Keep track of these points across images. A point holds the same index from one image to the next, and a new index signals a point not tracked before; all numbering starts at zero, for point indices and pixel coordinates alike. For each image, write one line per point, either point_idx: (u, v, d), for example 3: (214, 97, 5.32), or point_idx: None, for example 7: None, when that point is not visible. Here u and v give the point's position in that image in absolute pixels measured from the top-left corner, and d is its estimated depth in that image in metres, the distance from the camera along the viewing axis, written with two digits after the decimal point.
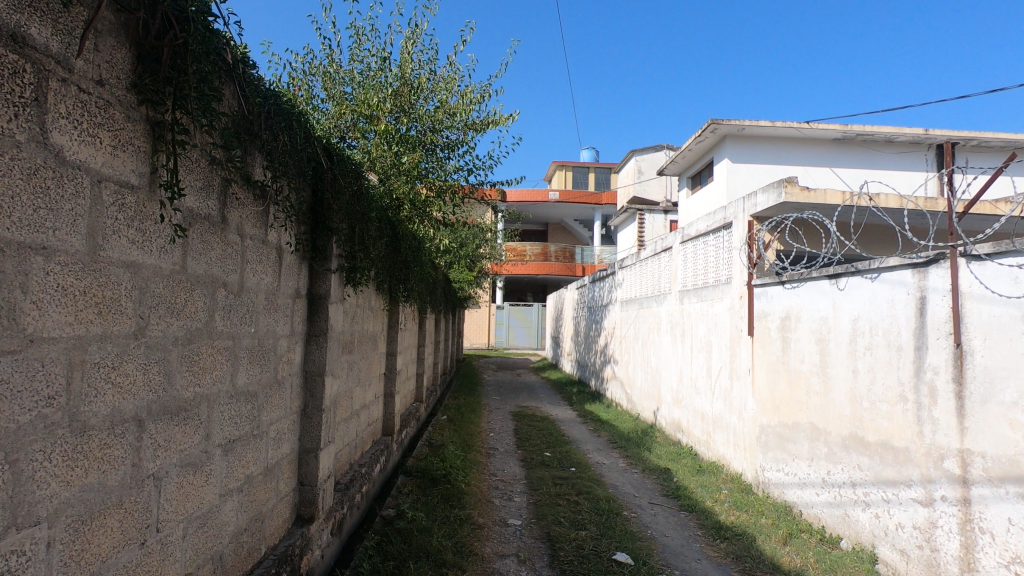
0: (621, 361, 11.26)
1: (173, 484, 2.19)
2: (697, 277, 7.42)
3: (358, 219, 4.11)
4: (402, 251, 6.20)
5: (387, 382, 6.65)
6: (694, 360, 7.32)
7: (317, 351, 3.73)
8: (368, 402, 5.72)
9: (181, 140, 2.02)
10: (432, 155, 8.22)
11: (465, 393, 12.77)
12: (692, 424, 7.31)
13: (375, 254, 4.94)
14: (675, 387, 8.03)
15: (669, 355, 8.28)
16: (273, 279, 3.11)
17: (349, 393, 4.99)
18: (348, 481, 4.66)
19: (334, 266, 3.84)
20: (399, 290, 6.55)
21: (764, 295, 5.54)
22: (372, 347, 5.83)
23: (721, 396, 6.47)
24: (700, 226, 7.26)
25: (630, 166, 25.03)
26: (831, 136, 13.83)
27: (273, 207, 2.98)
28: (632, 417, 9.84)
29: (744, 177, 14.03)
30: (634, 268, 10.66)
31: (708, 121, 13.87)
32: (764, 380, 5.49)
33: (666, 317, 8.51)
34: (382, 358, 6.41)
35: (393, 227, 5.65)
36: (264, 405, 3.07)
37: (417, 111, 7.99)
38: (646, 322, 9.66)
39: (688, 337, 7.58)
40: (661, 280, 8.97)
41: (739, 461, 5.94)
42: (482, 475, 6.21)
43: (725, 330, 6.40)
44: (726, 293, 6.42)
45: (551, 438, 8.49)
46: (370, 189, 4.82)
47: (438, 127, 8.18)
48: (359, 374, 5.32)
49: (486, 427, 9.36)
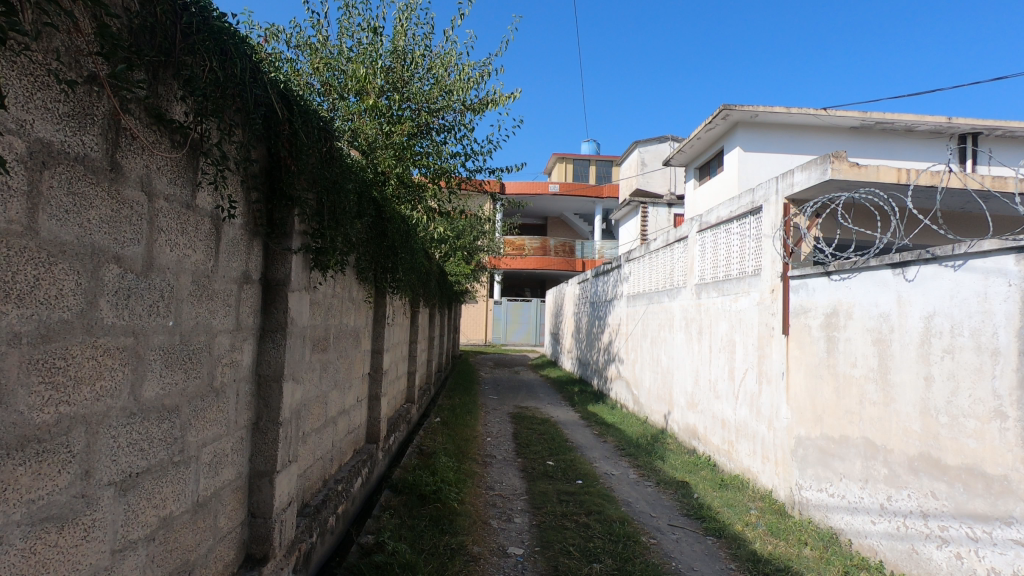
0: (627, 360, 10.57)
1: (16, 556, 1.47)
2: (717, 270, 6.71)
3: (329, 191, 3.39)
4: (388, 237, 5.47)
5: (371, 384, 5.93)
6: (713, 360, 6.62)
7: (272, 351, 3.00)
8: (347, 407, 5.00)
9: (10, 24, 1.30)
10: (425, 138, 7.47)
11: (461, 392, 12.06)
12: (710, 431, 6.61)
13: (353, 236, 4.22)
14: (690, 389, 7.32)
15: (684, 354, 7.57)
16: (206, 257, 2.38)
17: (323, 399, 4.27)
18: (319, 504, 3.94)
19: (296, 246, 3.10)
20: (386, 280, 5.82)
21: (804, 288, 4.82)
22: (353, 344, 5.11)
23: (746, 402, 5.78)
24: (722, 213, 6.55)
25: (632, 158, 24.30)
26: (849, 124, 13.05)
27: (202, 160, 2.25)
28: (639, 421, 9.14)
29: (756, 167, 13.30)
30: (643, 260, 9.93)
31: (721, 106, 13.11)
32: (800, 386, 4.79)
33: (680, 313, 7.80)
34: (366, 356, 5.68)
35: (376, 209, 4.92)
36: (193, 422, 2.35)
37: (410, 89, 7.24)
38: (656, 318, 8.94)
39: (705, 335, 6.88)
40: (674, 273, 8.25)
41: (769, 477, 5.24)
42: (478, 489, 5.50)
43: (752, 328, 5.70)
44: (753, 287, 5.72)
45: (554, 444, 7.79)
46: (349, 161, 4.09)
47: (433, 108, 7.43)
48: (336, 376, 4.59)
49: (483, 430, 8.65)
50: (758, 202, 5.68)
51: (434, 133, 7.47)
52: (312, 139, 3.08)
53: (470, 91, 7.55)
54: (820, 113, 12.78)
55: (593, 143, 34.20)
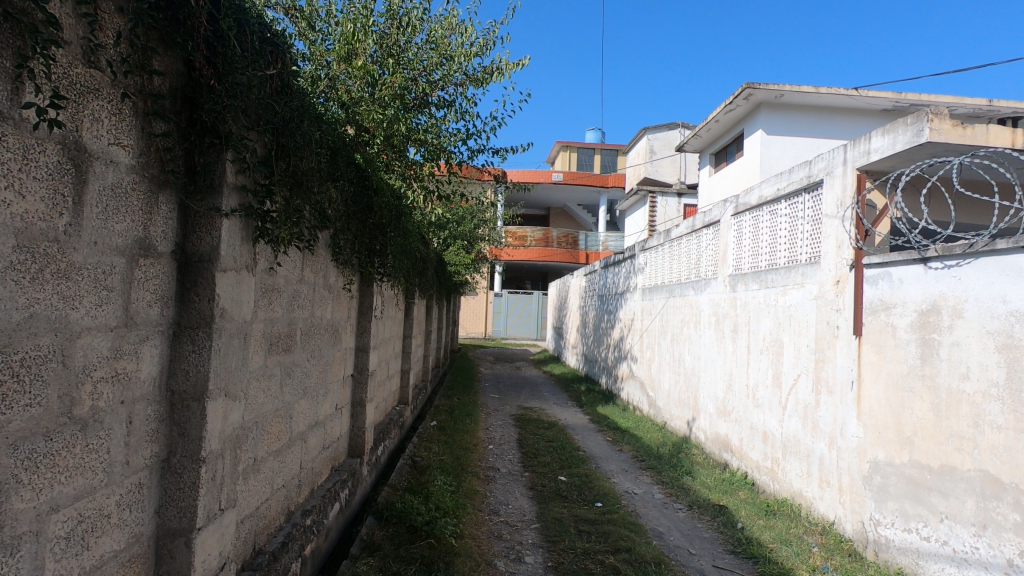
0: (641, 358, 9.69)
1: None
2: (758, 259, 5.79)
3: (285, 134, 2.47)
4: (375, 213, 4.56)
5: (354, 388, 5.03)
6: (753, 363, 5.73)
7: (192, 356, 2.07)
8: (322, 419, 4.11)
9: None
10: (423, 113, 6.56)
11: (460, 390, 11.18)
12: (748, 445, 5.73)
13: (324, 204, 3.33)
14: (722, 395, 6.43)
15: (714, 355, 6.67)
16: (50, 209, 1.47)
17: (286, 413, 3.36)
18: (277, 550, 3.05)
19: (231, 207, 2.18)
20: (373, 266, 4.91)
21: (886, 277, 3.91)
22: (330, 341, 4.20)
23: (797, 414, 4.89)
24: (767, 192, 5.64)
25: (640, 146, 23.26)
26: (881, 106, 12.06)
27: (28, 39, 1.33)
28: (657, 427, 8.26)
29: (780, 151, 12.33)
30: (662, 249, 9.01)
31: (743, 85, 12.14)
32: (878, 398, 3.90)
33: (708, 309, 6.91)
34: (348, 355, 4.78)
35: (356, 175, 4.00)
36: (23, 480, 1.43)
37: (406, 55, 6.32)
38: (677, 314, 8.04)
39: (741, 334, 6.00)
40: (701, 264, 7.34)
41: (830, 505, 4.36)
42: (479, 516, 4.61)
43: (807, 328, 4.80)
44: (809, 278, 4.81)
45: (564, 454, 6.89)
46: (318, 110, 3.16)
47: (431, 80, 6.52)
48: (306, 382, 3.70)
49: (485, 436, 7.77)
50: (818, 176, 4.76)
51: (432, 107, 6.56)
52: (249, 52, 2.15)
53: (473, 61, 6.65)
54: (851, 94, 11.82)
55: (597, 131, 33.23)
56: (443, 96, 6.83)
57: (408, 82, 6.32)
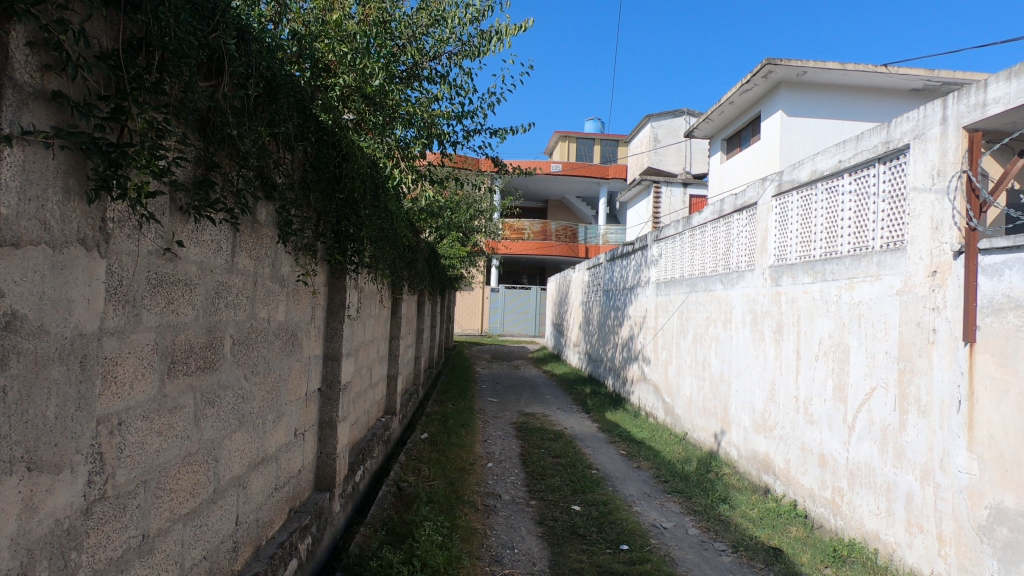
0: (655, 360, 8.76)
1: None
2: (810, 246, 4.85)
3: (146, 13, 1.47)
4: (340, 187, 3.57)
5: (322, 406, 4.05)
6: (804, 371, 4.79)
7: None
8: (271, 453, 3.13)
9: None
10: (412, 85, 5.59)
11: (455, 394, 10.25)
12: (798, 468, 4.81)
13: (251, 159, 2.33)
14: (760, 406, 5.50)
15: (750, 359, 5.73)
16: None
17: (207, 456, 2.38)
18: None
19: (27, 126, 1.20)
20: (345, 255, 3.92)
21: (1017, 265, 2.96)
22: (283, 351, 3.23)
23: (871, 437, 3.97)
24: (824, 166, 4.70)
25: (644, 133, 22.19)
26: (911, 85, 11.11)
27: None
28: (676, 439, 7.33)
29: (801, 134, 11.37)
30: (680, 238, 8.04)
31: (762, 61, 11.15)
32: (1004, 427, 2.97)
33: (741, 305, 5.98)
34: (311, 366, 3.80)
35: (309, 130, 3.01)
36: None
37: (392, 15, 5.32)
38: (700, 311, 7.10)
39: (788, 336, 5.06)
40: (731, 253, 6.39)
41: (924, 558, 3.44)
42: (478, 570, 3.67)
43: (886, 331, 3.87)
44: (888, 269, 3.88)
45: (575, 474, 5.94)
46: (242, 23, 2.16)
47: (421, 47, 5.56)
48: (243, 409, 2.72)
49: (482, 451, 6.79)
50: (901, 140, 3.82)
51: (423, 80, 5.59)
52: None
53: (470, 27, 5.68)
54: (880, 71, 10.85)
55: (596, 121, 32.25)
56: (435, 68, 5.87)
57: (395, 49, 5.34)
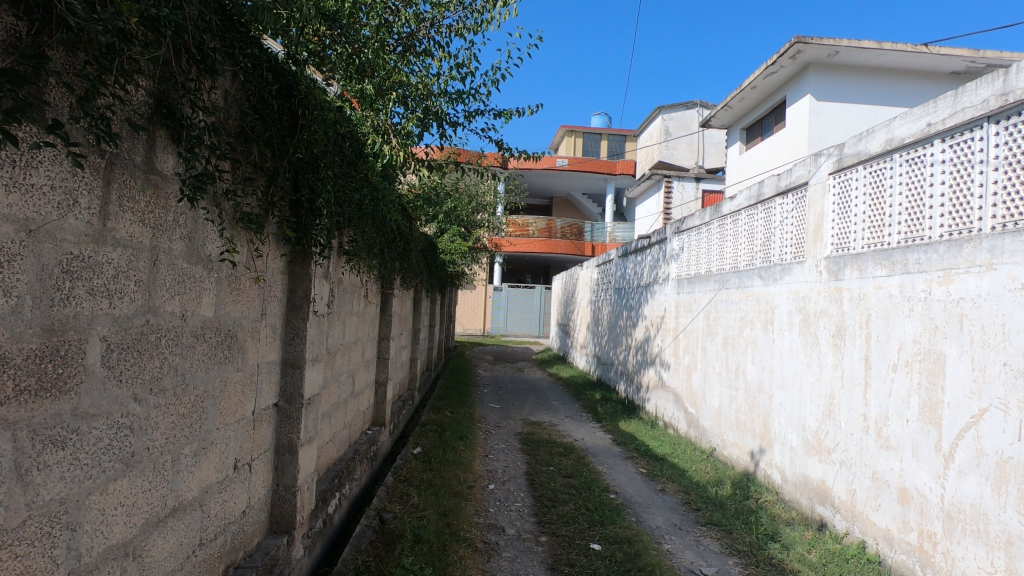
0: (676, 365, 7.89)
1: None
2: (883, 232, 3.98)
3: None
4: (296, 140, 2.72)
5: (278, 427, 3.19)
6: (876, 384, 3.92)
7: None
8: (191, 497, 2.28)
9: None
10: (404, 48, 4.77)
11: (455, 400, 9.40)
12: (867, 502, 3.94)
13: (115, 55, 1.49)
14: (813, 424, 4.63)
15: (799, 368, 4.87)
16: None
17: (51, 525, 1.53)
18: None
19: None
20: (306, 233, 3.06)
21: None
22: (211, 358, 2.37)
23: (979, 472, 3.10)
24: (905, 133, 3.82)
25: (655, 126, 21.29)
26: (953, 66, 10.23)
27: None
28: (702, 456, 6.46)
29: (831, 121, 10.47)
30: (707, 229, 7.17)
31: (790, 41, 10.24)
32: None
33: (787, 304, 5.11)
34: (261, 377, 2.94)
35: (234, 47, 2.14)
36: None
37: None
38: (732, 310, 6.23)
39: (853, 341, 4.20)
40: (772, 244, 5.52)
41: None
42: None
43: (1002, 336, 3.01)
44: (1005, 256, 3.02)
45: (591, 500, 5.07)
46: None
47: (417, 13, 5.03)
48: (132, 445, 1.86)
49: (483, 470, 5.91)
50: None
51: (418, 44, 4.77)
52: None
53: None
54: (921, 51, 9.87)
55: (603, 115, 31.38)
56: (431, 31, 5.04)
57: (389, 16, 4.85)
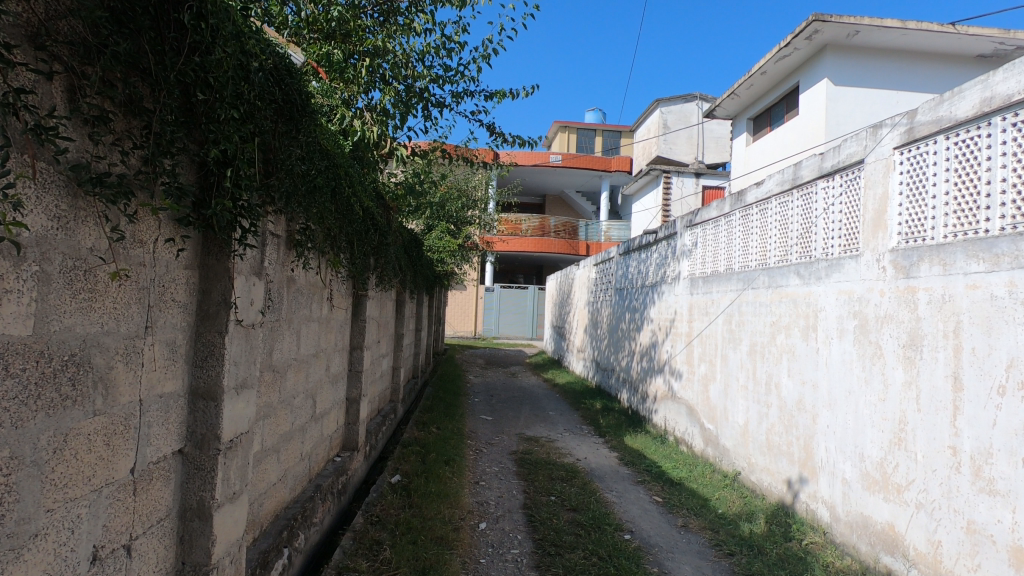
0: (689, 375, 7.05)
1: None
2: (977, 216, 3.15)
3: None
4: (184, 64, 1.80)
5: (184, 483, 2.28)
6: (973, 410, 3.08)
7: None
8: None
9: None
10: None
11: (442, 412, 8.48)
12: (959, 560, 3.10)
13: None
14: (875, 454, 3.79)
15: (854, 385, 4.02)
16: None
17: None
18: None
19: None
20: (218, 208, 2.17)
21: None
22: (24, 403, 1.47)
23: None
24: (1013, 88, 2.97)
25: (653, 120, 20.51)
26: (980, 47, 9.48)
27: None
28: (725, 482, 5.60)
29: (849, 107, 9.73)
30: (726, 220, 6.33)
31: (806, 20, 9.45)
32: None
33: (836, 307, 4.26)
34: (149, 418, 2.03)
35: None
36: None
37: None
38: (760, 314, 5.39)
39: (933, 355, 3.36)
40: (813, 235, 4.68)
41: None
42: None
43: None
44: None
45: (603, 543, 4.21)
46: None
47: None
48: None
49: (473, 503, 5.01)
50: None
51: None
52: None
53: None
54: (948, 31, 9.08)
55: (597, 111, 30.57)
56: None
57: None
